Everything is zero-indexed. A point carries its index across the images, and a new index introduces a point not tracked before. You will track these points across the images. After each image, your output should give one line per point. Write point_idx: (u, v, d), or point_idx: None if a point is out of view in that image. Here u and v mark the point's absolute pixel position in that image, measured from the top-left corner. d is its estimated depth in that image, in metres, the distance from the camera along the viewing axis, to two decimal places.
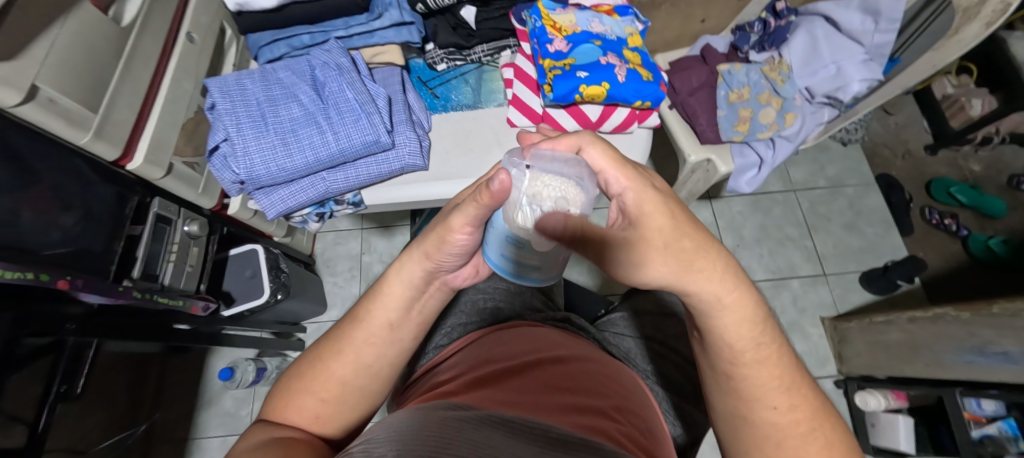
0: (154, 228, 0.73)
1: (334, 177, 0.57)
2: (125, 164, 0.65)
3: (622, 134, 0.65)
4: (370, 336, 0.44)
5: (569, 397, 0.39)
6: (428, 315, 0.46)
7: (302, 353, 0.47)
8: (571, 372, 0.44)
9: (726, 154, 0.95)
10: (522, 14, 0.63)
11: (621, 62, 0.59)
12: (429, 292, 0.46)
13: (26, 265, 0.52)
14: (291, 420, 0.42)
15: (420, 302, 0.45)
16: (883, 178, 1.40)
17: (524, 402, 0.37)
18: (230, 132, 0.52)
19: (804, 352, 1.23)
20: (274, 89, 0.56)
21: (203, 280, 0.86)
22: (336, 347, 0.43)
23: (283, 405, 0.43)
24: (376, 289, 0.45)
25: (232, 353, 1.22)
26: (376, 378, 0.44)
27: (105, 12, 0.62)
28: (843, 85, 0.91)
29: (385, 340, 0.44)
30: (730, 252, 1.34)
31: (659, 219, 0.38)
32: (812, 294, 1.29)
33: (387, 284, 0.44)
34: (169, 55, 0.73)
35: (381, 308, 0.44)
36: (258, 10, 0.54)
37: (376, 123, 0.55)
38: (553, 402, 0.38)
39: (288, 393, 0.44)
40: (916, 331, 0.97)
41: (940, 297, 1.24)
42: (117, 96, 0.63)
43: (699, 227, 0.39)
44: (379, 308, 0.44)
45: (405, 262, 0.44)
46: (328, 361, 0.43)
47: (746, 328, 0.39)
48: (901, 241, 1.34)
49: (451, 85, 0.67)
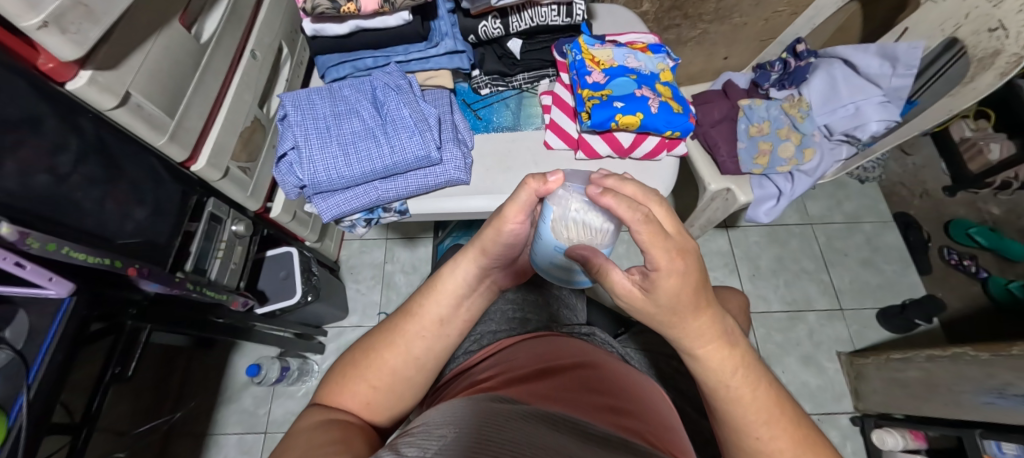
0: (208, 227, 0.78)
1: (385, 187, 0.63)
2: (190, 166, 0.71)
3: (651, 162, 0.69)
4: (421, 330, 0.47)
5: (602, 398, 0.42)
6: (474, 313, 0.49)
7: (355, 342, 0.51)
8: (602, 376, 0.47)
9: (746, 184, 0.98)
10: (563, 48, 0.68)
11: (654, 95, 0.64)
12: (476, 292, 0.49)
13: (105, 252, 0.58)
14: (345, 405, 0.46)
15: (470, 299, 0.49)
16: (901, 216, 1.41)
17: (560, 399, 0.40)
18: (300, 142, 0.59)
19: (819, 386, 1.23)
20: (339, 105, 0.62)
21: (243, 278, 0.91)
22: (389, 340, 0.47)
23: (336, 392, 0.47)
24: (428, 286, 0.48)
25: (255, 352, 1.26)
26: (422, 369, 0.48)
27: (189, 30, 0.68)
28: (862, 124, 0.94)
29: (434, 334, 0.47)
30: (745, 281, 1.36)
31: (669, 291, 0.35)
32: (828, 328, 1.29)
33: (441, 282, 0.47)
34: (236, 68, 0.79)
35: (435, 303, 0.47)
36: (331, 35, 0.61)
37: (428, 140, 0.60)
38: (587, 401, 0.41)
39: (343, 380, 0.47)
40: (935, 369, 0.97)
41: (959, 337, 1.24)
42: (192, 103, 0.68)
43: (702, 290, 0.36)
44: (432, 304, 0.47)
45: (460, 261, 0.47)
46: (381, 352, 0.47)
47: (732, 369, 0.39)
48: (919, 280, 1.35)
49: (494, 108, 0.73)
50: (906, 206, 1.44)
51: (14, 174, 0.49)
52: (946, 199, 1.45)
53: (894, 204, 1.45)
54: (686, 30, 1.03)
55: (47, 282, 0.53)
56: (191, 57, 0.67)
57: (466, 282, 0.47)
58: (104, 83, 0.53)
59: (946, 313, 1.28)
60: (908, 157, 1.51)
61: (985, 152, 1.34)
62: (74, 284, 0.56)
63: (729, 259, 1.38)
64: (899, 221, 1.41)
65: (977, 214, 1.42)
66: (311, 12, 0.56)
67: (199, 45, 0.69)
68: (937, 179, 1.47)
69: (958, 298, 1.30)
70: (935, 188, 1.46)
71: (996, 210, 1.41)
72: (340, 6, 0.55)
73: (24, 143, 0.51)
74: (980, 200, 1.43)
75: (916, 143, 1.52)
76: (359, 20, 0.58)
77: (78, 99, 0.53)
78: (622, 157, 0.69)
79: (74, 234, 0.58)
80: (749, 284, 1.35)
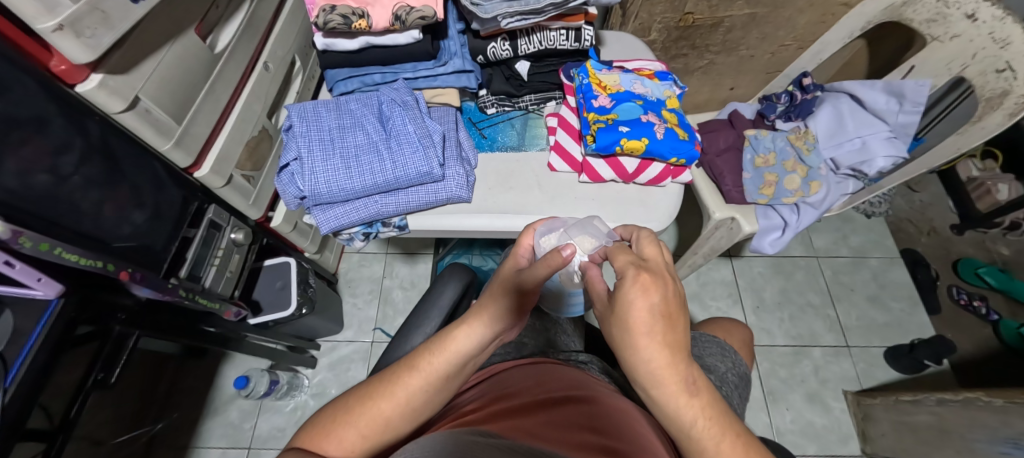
0: (207, 234, 0.78)
1: (386, 201, 0.62)
2: (193, 172, 0.71)
3: (656, 187, 0.68)
4: (425, 383, 0.47)
5: (592, 436, 0.40)
6: (476, 365, 0.50)
7: (349, 388, 0.50)
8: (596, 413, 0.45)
9: (751, 214, 0.97)
10: (570, 71, 0.69)
11: (660, 121, 0.64)
12: (484, 351, 0.49)
13: (98, 254, 0.57)
14: (328, 452, 0.45)
15: (475, 357, 0.49)
16: (907, 254, 1.39)
17: (546, 435, 0.38)
18: (305, 155, 0.59)
19: (824, 426, 1.18)
20: (345, 119, 0.62)
21: (239, 287, 0.90)
22: (388, 389, 0.47)
23: (323, 436, 0.46)
24: (436, 341, 0.48)
25: (246, 363, 1.23)
26: (416, 419, 0.47)
27: (205, 40, 0.69)
28: (869, 159, 0.94)
29: (436, 388, 0.47)
30: (749, 312, 1.33)
31: (627, 307, 0.37)
32: (834, 365, 1.26)
33: (451, 341, 0.47)
34: (248, 79, 0.80)
35: (442, 360, 0.47)
36: (342, 50, 0.62)
37: (432, 157, 0.60)
38: (574, 439, 0.39)
39: (332, 424, 0.47)
40: (948, 415, 0.94)
41: (970, 381, 1.20)
42: (200, 110, 0.69)
43: (667, 327, 0.36)
44: (438, 361, 0.47)
45: (474, 326, 0.46)
46: (378, 400, 0.46)
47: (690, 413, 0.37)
48: (928, 319, 1.31)
49: (499, 128, 0.73)
50: (913, 242, 1.42)
51: (14, 173, 0.49)
52: (954, 238, 1.43)
53: (901, 241, 1.43)
54: (694, 59, 1.04)
55: (35, 283, 0.52)
56: (203, 66, 0.68)
57: (477, 343, 0.47)
58: (114, 87, 0.54)
59: (956, 355, 1.25)
60: (915, 193, 1.50)
61: (993, 192, 1.34)
62: (63, 286, 0.56)
63: (732, 289, 1.36)
64: (907, 258, 1.39)
65: (985, 254, 1.40)
66: (323, 27, 0.56)
67: (212, 55, 0.70)
68: (945, 217, 1.46)
69: (968, 340, 1.27)
70: (942, 225, 1.45)
71: (1005, 251, 1.40)
72: (352, 22, 0.55)
73: (29, 142, 0.51)
74: (989, 239, 1.42)
75: (923, 180, 1.52)
76: (369, 37, 0.59)
77: (86, 100, 0.53)
78: (626, 182, 0.68)
79: (70, 235, 0.57)
80: (753, 316, 1.32)
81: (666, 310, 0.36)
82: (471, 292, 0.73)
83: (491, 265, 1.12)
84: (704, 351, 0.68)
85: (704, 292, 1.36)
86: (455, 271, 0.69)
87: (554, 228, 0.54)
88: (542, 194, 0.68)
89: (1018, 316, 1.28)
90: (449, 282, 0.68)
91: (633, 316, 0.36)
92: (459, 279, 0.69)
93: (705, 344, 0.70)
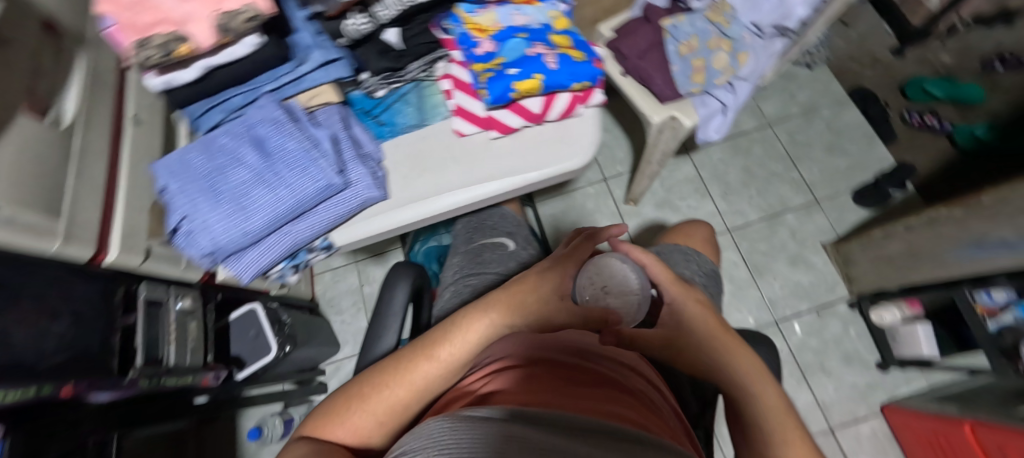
0: (148, 315, 0.74)
1: (298, 228, 0.58)
2: (101, 260, 0.66)
3: (571, 118, 0.64)
4: (441, 366, 0.49)
5: (629, 398, 0.41)
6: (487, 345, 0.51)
7: (357, 375, 0.51)
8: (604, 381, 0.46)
9: (689, 107, 0.94)
10: (443, 25, 0.64)
11: (549, 50, 0.61)
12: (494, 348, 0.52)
13: (27, 383, 0.54)
14: (338, 435, 0.46)
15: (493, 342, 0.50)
16: (856, 92, 1.38)
17: (593, 400, 0.38)
18: (188, 210, 0.53)
19: (812, 283, 1.23)
20: (218, 157, 0.56)
21: (210, 351, 0.88)
22: (400, 372, 0.48)
23: (335, 422, 0.47)
24: (454, 326, 0.51)
25: (260, 411, 1.24)
26: (427, 399, 0.48)
27: (45, 117, 0.61)
28: (787, 13, 0.92)
29: (452, 375, 0.49)
30: (719, 201, 1.33)
31: (691, 312, 0.54)
32: (808, 223, 1.29)
33: (468, 325, 0.51)
34: (119, 143, 0.72)
35: (456, 348, 0.49)
36: (183, 83, 0.53)
37: (325, 168, 0.55)
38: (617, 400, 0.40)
39: (343, 410, 0.47)
40: (914, 239, 0.96)
41: (935, 196, 1.24)
42: (78, 197, 0.62)
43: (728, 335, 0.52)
44: (456, 345, 0.50)
45: (493, 310, 0.52)
46: (389, 383, 0.48)
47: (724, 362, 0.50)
48: (886, 150, 1.33)
49: (394, 110, 0.66)
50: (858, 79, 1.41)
51: None
52: None
53: None
54: None
55: None
56: (57, 147, 0.61)
57: (484, 336, 0.51)
58: None
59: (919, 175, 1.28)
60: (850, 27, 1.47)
61: None
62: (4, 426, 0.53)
63: (698, 184, 1.35)
64: (855, 98, 1.38)
65: None
66: (147, 66, 0.49)
67: (62, 131, 0.62)
68: None
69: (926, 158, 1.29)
70: None
71: None
72: (174, 51, 0.47)
73: None
74: None
75: None
76: (205, 60, 0.51)
77: None
78: (539, 124, 0.64)
79: None
80: (724, 203, 1.33)
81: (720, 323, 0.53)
82: (426, 285, 0.70)
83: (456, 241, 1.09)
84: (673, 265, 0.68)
85: (672, 196, 1.35)
86: (402, 270, 0.65)
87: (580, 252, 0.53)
88: (461, 164, 0.63)
89: None
90: (397, 285, 0.64)
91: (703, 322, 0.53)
92: (408, 277, 0.65)
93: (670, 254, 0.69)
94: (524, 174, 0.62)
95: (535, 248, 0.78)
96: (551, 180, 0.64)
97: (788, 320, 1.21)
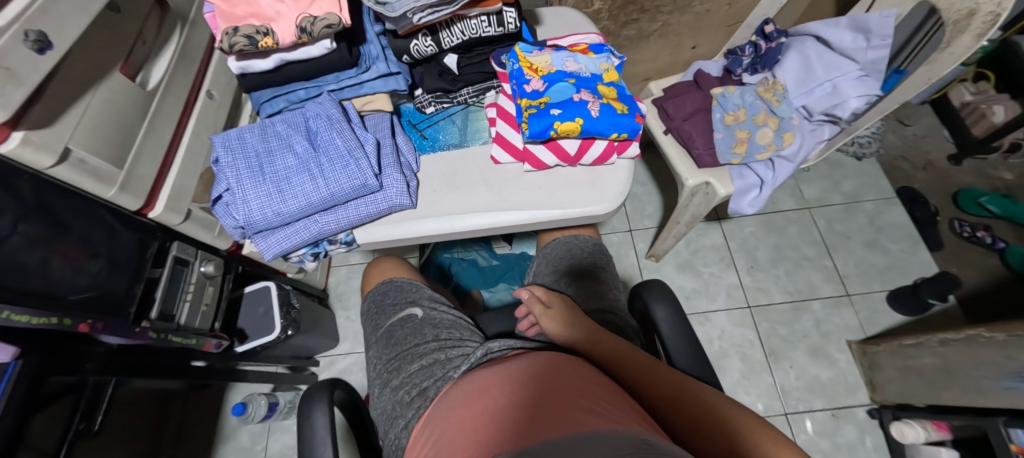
0: (173, 270, 0.79)
1: (326, 219, 0.59)
2: (147, 213, 0.72)
3: (603, 166, 0.64)
4: (504, 405, 0.48)
5: (572, 404, 0.46)
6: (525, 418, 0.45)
7: (524, 401, 0.47)
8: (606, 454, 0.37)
9: (724, 176, 0.95)
10: (501, 58, 0.65)
11: (595, 98, 0.59)
12: (572, 379, 0.50)
13: (53, 311, 0.58)
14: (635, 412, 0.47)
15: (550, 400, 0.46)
16: (904, 192, 1.34)
17: (584, 412, 0.44)
18: (231, 183, 0.56)
19: (831, 380, 1.14)
20: (271, 141, 0.59)
21: (219, 319, 0.90)
22: (490, 413, 0.47)
23: (523, 389, 0.49)
24: (538, 379, 0.50)
25: (249, 388, 1.19)
26: (519, 407, 0.47)
27: (134, 78, 0.70)
28: (841, 102, 0.89)
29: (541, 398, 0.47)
30: (743, 274, 1.27)
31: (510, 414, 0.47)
32: (835, 315, 1.21)
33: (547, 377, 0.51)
34: (191, 111, 0.82)
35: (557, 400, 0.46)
36: (259, 71, 0.57)
37: (364, 168, 0.57)
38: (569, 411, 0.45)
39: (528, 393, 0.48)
40: (950, 355, 0.90)
41: (979, 315, 1.16)
42: (143, 151, 0.69)
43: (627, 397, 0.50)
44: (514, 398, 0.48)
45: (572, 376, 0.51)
46: (493, 404, 0.48)
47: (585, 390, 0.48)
48: (931, 257, 1.27)
49: (440, 127, 0.69)
50: (910, 180, 1.38)
51: None
52: (953, 169, 1.39)
53: (897, 179, 1.38)
54: (647, 24, 0.94)
55: None
56: (137, 105, 0.69)
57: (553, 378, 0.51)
58: (39, 142, 0.53)
59: (962, 290, 1.21)
60: (907, 127, 1.46)
61: (988, 115, 1.30)
62: (19, 347, 0.56)
63: (724, 253, 1.30)
64: (903, 197, 1.33)
65: (987, 182, 1.36)
66: (230, 50, 0.53)
67: (145, 91, 0.71)
68: (941, 148, 1.42)
69: (976, 274, 1.23)
70: (939, 158, 1.41)
71: (1008, 175, 1.36)
72: (258, 42, 0.52)
73: None
74: (990, 166, 1.38)
75: (915, 113, 1.48)
76: (281, 54, 0.55)
77: (10, 160, 0.53)
78: (571, 165, 0.63)
79: (21, 296, 0.57)
80: (748, 277, 1.27)
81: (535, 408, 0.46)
82: (348, 392, 0.62)
83: (474, 255, 1.23)
84: (556, 248, 0.77)
85: (695, 259, 1.29)
86: (314, 391, 0.58)
87: (526, 396, 0.48)
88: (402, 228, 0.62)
89: None
90: (314, 409, 0.56)
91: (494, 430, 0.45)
92: (327, 394, 0.57)
93: (554, 249, 0.78)
94: (548, 210, 0.62)
95: (443, 304, 0.75)
96: (583, 220, 0.63)
97: (799, 413, 1.11)
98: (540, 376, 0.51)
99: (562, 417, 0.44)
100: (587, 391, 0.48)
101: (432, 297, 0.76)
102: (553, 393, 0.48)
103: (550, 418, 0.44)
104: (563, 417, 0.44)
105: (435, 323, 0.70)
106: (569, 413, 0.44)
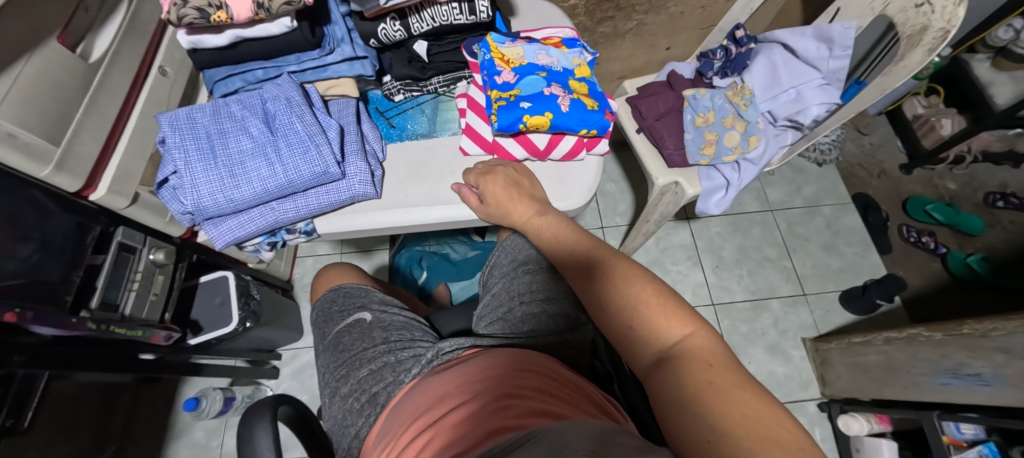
0: (117, 257, 0.74)
1: (284, 207, 0.57)
2: (87, 194, 0.65)
3: (573, 162, 0.63)
4: (456, 410, 0.44)
5: (531, 401, 0.42)
6: (478, 420, 0.41)
7: (477, 403, 0.43)
8: (568, 436, 0.34)
9: (693, 176, 0.97)
10: (472, 47, 0.62)
11: (565, 92, 0.59)
12: (529, 372, 0.47)
13: None
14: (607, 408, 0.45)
15: (505, 397, 0.43)
16: (858, 198, 1.40)
17: (544, 409, 0.41)
18: (178, 166, 0.53)
19: (786, 375, 1.19)
20: (224, 122, 0.56)
21: (170, 310, 0.86)
22: (442, 420, 0.43)
23: (475, 391, 0.45)
24: (492, 376, 0.47)
25: (205, 382, 1.14)
26: (472, 410, 0.43)
27: (73, 50, 0.64)
28: (803, 108, 0.92)
29: (495, 396, 0.43)
30: (709, 273, 1.31)
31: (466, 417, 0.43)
32: (792, 314, 1.26)
33: (502, 370, 0.47)
34: (141, 86, 0.76)
35: (511, 395, 0.43)
36: (213, 47, 0.54)
37: (325, 155, 0.54)
38: (528, 406, 0.41)
39: (480, 393, 0.45)
40: (892, 352, 0.94)
41: (921, 316, 1.24)
42: (83, 128, 0.63)
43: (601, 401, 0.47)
44: (467, 401, 0.44)
45: (529, 369, 0.48)
46: (447, 412, 0.44)
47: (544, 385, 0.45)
48: (880, 260, 1.34)
49: (408, 115, 0.67)
50: (865, 186, 1.44)
51: None
52: (904, 177, 1.47)
53: (854, 186, 1.44)
54: (623, 22, 0.94)
55: None
56: (78, 78, 0.63)
57: (506, 372, 0.47)
58: None
59: (907, 292, 1.28)
60: (865, 137, 1.53)
61: (937, 128, 1.37)
62: None
63: (692, 251, 1.33)
64: (858, 203, 1.40)
65: (934, 190, 1.44)
66: (178, 23, 0.48)
67: (88, 64, 0.65)
68: (894, 158, 1.50)
69: (920, 277, 1.30)
70: (892, 167, 1.48)
71: (952, 185, 1.45)
72: (210, 16, 0.48)
73: None
74: (937, 176, 1.47)
75: (872, 123, 1.55)
76: (237, 30, 0.51)
77: None
78: (541, 160, 0.63)
79: None
80: (713, 276, 1.30)
81: (489, 407, 0.42)
82: (297, 405, 0.59)
83: (447, 249, 1.21)
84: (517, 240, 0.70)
85: (663, 258, 1.32)
86: (258, 408, 0.55)
87: (479, 397, 0.44)
88: (363, 219, 0.60)
89: (965, 248, 1.34)
90: (257, 427, 0.53)
91: (449, 439, 0.41)
92: (271, 411, 0.54)
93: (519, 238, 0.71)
94: None
95: (394, 306, 0.73)
96: None
97: None
98: (494, 371, 0.47)
99: (518, 414, 0.40)
100: (545, 385, 0.45)
101: (382, 300, 0.74)
102: (508, 389, 0.44)
103: (504, 415, 0.40)
104: (518, 415, 0.40)
105: (382, 325, 0.68)
106: (527, 410, 0.41)
